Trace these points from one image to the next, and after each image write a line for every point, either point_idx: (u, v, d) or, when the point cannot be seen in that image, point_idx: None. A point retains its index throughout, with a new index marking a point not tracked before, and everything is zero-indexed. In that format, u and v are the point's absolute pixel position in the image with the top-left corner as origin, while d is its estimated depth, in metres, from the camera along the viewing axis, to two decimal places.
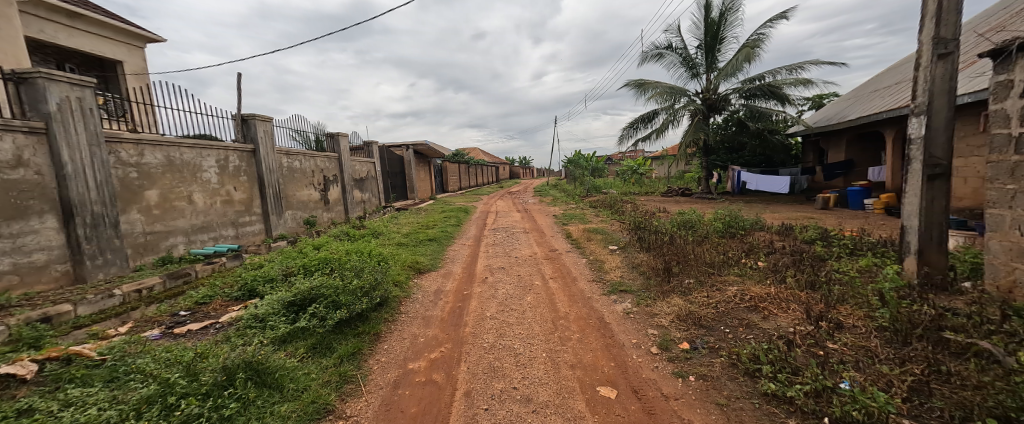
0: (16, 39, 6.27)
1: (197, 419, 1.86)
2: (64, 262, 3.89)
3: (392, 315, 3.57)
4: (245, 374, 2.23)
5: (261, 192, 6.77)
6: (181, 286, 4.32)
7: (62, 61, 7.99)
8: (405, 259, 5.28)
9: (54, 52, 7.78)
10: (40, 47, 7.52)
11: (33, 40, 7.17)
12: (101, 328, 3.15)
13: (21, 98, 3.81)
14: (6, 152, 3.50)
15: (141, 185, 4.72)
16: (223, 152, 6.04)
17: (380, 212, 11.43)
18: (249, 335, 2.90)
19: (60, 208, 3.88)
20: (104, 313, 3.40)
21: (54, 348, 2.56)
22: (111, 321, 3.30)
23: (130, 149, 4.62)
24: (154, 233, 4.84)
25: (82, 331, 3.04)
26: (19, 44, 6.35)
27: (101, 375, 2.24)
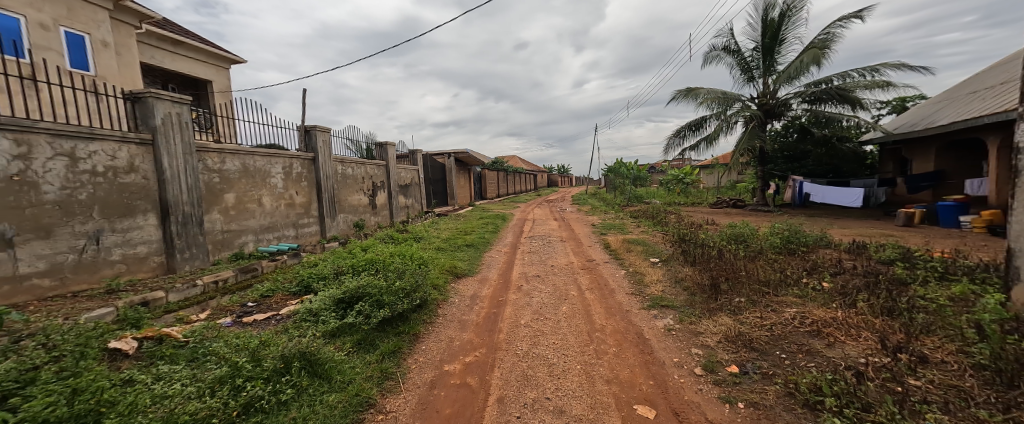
0: (135, 65, 7.46)
1: (259, 401, 2.07)
2: (160, 254, 4.50)
3: (431, 317, 3.69)
4: (300, 363, 2.42)
5: (319, 197, 7.35)
6: (250, 279, 4.79)
7: (165, 82, 9.32)
8: (443, 263, 5.45)
9: (161, 74, 9.11)
10: (150, 70, 8.84)
11: (145, 64, 8.46)
12: (186, 313, 3.59)
13: (135, 115, 4.48)
14: (121, 160, 4.14)
15: (222, 189, 5.34)
16: (289, 159, 6.66)
17: (422, 217, 11.89)
18: (304, 328, 3.16)
19: (158, 208, 4.49)
20: (188, 300, 3.87)
21: (149, 329, 2.95)
22: (193, 308, 3.75)
23: (215, 158, 5.26)
24: (230, 232, 5.43)
25: (171, 315, 3.47)
26: (136, 68, 7.54)
27: (184, 355, 2.54)
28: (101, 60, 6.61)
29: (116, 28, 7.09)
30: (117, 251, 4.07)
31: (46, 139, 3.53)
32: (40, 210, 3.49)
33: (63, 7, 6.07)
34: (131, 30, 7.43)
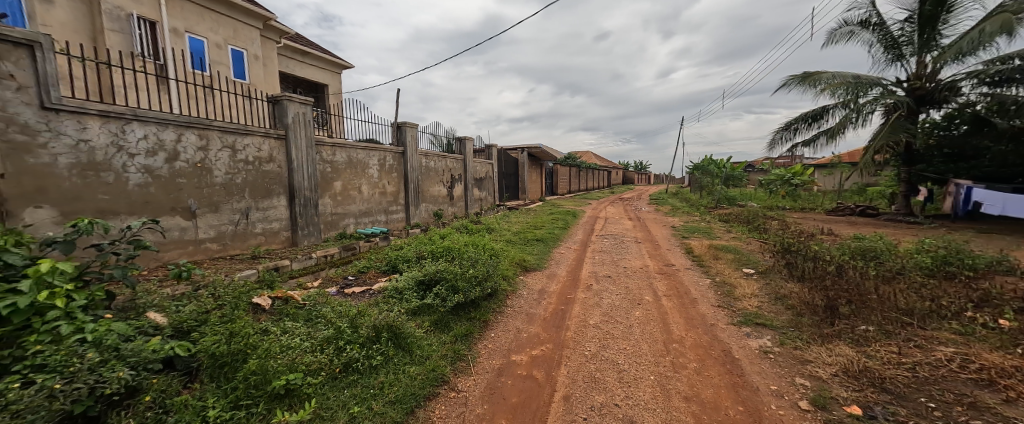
0: (275, 74, 8.98)
1: (354, 363, 2.41)
2: (287, 230, 5.43)
3: (501, 307, 3.83)
4: (387, 335, 2.72)
5: (406, 187, 8.09)
6: (350, 256, 5.51)
7: (294, 86, 11.12)
8: (513, 256, 5.58)
9: (291, 80, 10.89)
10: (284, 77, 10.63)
11: (281, 73, 10.20)
12: (304, 280, 4.29)
13: (273, 114, 5.43)
14: (264, 152, 5.08)
15: (332, 177, 6.21)
16: (383, 153, 7.45)
17: (494, 210, 12.31)
18: (391, 303, 3.54)
19: (287, 191, 5.41)
20: (305, 270, 4.62)
21: (279, 290, 3.58)
22: (309, 276, 4.46)
23: (328, 150, 6.13)
24: (336, 214, 6.30)
25: (294, 281, 4.19)
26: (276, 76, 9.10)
27: (303, 315, 3.04)
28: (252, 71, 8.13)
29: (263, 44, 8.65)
30: (258, 225, 5.02)
31: (217, 134, 4.51)
32: (212, 190, 4.48)
33: (228, 28, 7.69)
34: (273, 44, 9.00)
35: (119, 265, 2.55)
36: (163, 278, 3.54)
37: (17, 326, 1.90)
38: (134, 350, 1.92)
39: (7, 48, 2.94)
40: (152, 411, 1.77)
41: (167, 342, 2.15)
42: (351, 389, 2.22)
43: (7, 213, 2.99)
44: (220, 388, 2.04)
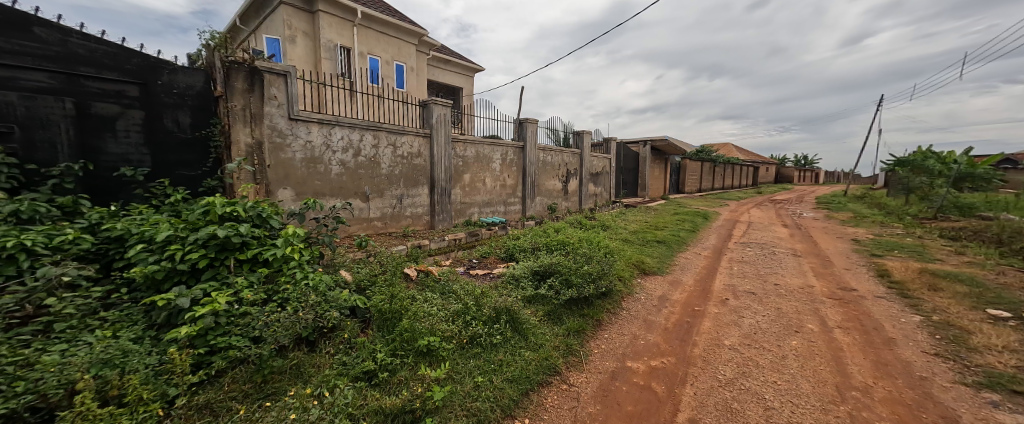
0: (425, 82, 10.45)
1: (478, 337, 2.71)
2: (427, 215, 6.37)
3: (615, 308, 3.70)
4: (505, 318, 2.95)
5: (524, 180, 8.50)
6: (475, 241, 6.11)
7: None
8: (631, 256, 5.29)
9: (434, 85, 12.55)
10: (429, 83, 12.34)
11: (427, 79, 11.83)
12: (438, 259, 4.97)
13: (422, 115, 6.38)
14: (415, 148, 6.02)
15: (462, 170, 6.97)
16: (506, 148, 7.96)
17: (609, 206, 11.85)
18: (509, 288, 3.81)
19: (430, 182, 6.33)
20: (440, 250, 5.33)
21: (421, 265, 4.24)
22: (442, 256, 5.14)
23: (461, 146, 6.88)
24: (465, 203, 7.07)
25: (431, 259, 4.89)
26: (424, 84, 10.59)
27: (439, 288, 3.54)
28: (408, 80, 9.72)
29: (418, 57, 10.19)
30: (408, 209, 6.04)
31: (385, 135, 5.56)
32: (379, 179, 5.58)
33: (395, 47, 9.43)
34: (424, 57, 10.48)
35: (322, 235, 3.45)
36: (347, 246, 4.62)
37: (275, 269, 2.75)
38: (334, 297, 2.68)
39: (273, 77, 4.29)
40: (343, 344, 2.47)
41: (351, 295, 2.82)
42: (475, 359, 2.51)
43: (270, 192, 4.36)
44: (384, 337, 2.58)
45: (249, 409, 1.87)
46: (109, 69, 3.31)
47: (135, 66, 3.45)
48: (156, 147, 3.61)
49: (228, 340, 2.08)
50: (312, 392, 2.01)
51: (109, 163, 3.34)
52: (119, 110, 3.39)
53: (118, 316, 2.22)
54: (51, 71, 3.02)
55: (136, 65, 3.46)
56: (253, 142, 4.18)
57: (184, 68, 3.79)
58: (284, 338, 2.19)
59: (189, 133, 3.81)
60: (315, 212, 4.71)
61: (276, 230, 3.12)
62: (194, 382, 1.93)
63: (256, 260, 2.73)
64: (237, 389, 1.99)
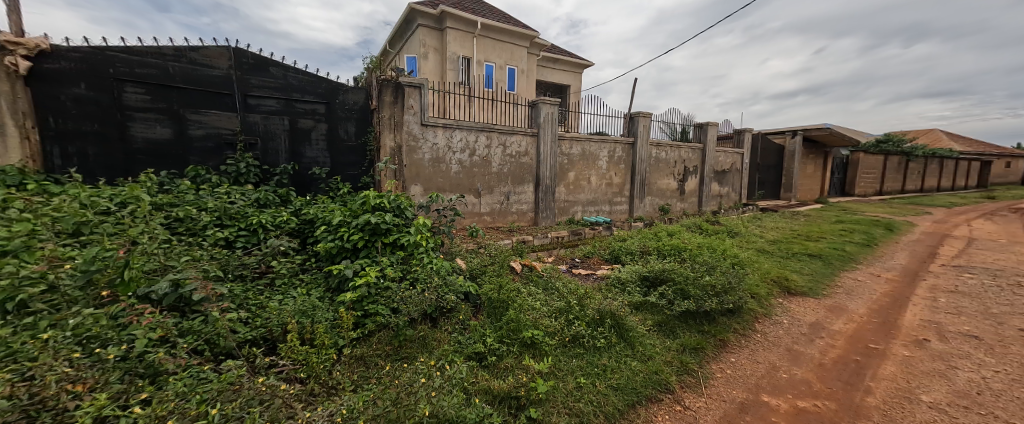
0: (533, 83, 10.75)
1: (581, 338, 2.69)
2: (531, 211, 6.58)
3: (744, 329, 3.21)
4: (610, 322, 2.86)
5: (632, 178, 8.02)
6: (577, 240, 6.03)
7: None
8: (767, 270, 4.50)
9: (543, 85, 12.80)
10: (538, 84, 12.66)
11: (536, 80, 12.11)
12: (541, 255, 5.10)
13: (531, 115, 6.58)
14: (523, 147, 6.27)
15: (567, 168, 6.97)
16: (613, 144, 7.62)
17: (738, 209, 10.25)
18: (614, 292, 3.67)
19: (535, 180, 6.53)
20: (542, 247, 5.44)
21: (525, 259, 4.43)
22: (545, 253, 5.24)
23: (567, 144, 6.87)
24: (568, 201, 7.07)
25: (534, 255, 5.05)
26: (533, 85, 10.89)
27: (540, 284, 3.64)
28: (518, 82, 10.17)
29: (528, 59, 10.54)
30: (514, 206, 6.34)
31: (497, 136, 5.95)
32: (489, 177, 6.00)
33: (508, 52, 9.96)
34: (535, 58, 10.76)
35: (443, 226, 3.91)
36: (462, 237, 5.12)
37: (408, 253, 3.21)
38: (452, 281, 3.01)
39: (412, 89, 4.96)
40: (459, 325, 2.75)
41: (465, 282, 3.15)
42: (577, 360, 2.51)
43: (405, 187, 5.13)
44: (492, 324, 2.80)
45: (389, 365, 2.24)
46: (309, 93, 4.42)
47: (323, 89, 4.50)
48: (333, 151, 4.65)
49: (376, 308, 2.57)
50: (436, 362, 2.28)
51: (306, 164, 4.48)
52: (313, 123, 4.48)
53: (311, 278, 2.92)
54: (278, 99, 4.25)
55: (324, 88, 4.51)
56: (395, 146, 4.96)
57: (352, 87, 4.75)
58: (415, 312, 2.60)
59: (354, 140, 4.76)
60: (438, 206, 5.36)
61: (409, 221, 3.64)
62: (355, 337, 2.43)
63: (396, 244, 3.23)
64: (382, 349, 2.41)
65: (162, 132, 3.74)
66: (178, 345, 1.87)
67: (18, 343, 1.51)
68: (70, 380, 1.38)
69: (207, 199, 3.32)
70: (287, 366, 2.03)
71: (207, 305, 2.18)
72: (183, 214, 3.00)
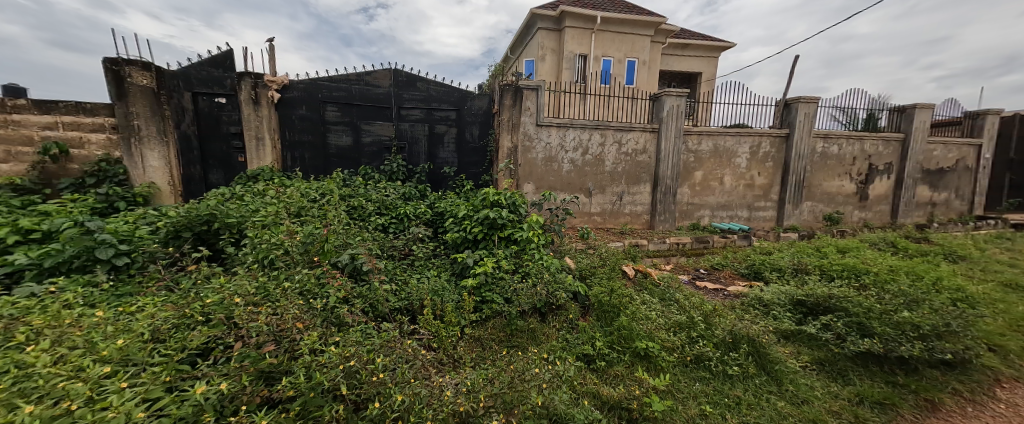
0: (656, 75, 9.93)
1: (707, 360, 2.43)
2: (647, 214, 6.14)
3: (967, 390, 2.33)
4: (748, 347, 2.51)
5: (783, 179, 6.68)
6: (702, 249, 5.33)
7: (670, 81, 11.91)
8: (1020, 315, 3.20)
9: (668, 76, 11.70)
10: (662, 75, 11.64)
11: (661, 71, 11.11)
12: (657, 262, 4.73)
13: (652, 110, 6.10)
14: (640, 144, 5.87)
15: (694, 167, 6.25)
16: (757, 138, 6.46)
17: (968, 223, 7.42)
18: (750, 313, 3.17)
19: (653, 179, 6.05)
20: (659, 253, 4.99)
21: (640, 265, 4.19)
22: (662, 260, 4.82)
23: (694, 140, 6.14)
24: (693, 204, 6.37)
25: (649, 261, 4.72)
26: (655, 77, 10.04)
27: (657, 293, 3.40)
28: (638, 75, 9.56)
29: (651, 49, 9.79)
30: (627, 207, 6.02)
31: (612, 133, 5.72)
32: (602, 176, 5.83)
33: (628, 43, 9.44)
34: (660, 47, 9.90)
35: (554, 223, 4.01)
36: (571, 236, 5.12)
37: (521, 248, 3.38)
38: (562, 279, 3.06)
39: (529, 91, 5.17)
40: (567, 323, 2.84)
41: (575, 281, 3.17)
42: (702, 384, 2.27)
43: (519, 185, 5.41)
44: (602, 328, 2.77)
45: (503, 350, 2.43)
46: (445, 102, 5.02)
47: (455, 98, 5.06)
48: (461, 152, 5.21)
49: (492, 296, 2.81)
50: (547, 356, 2.35)
51: (439, 164, 5.14)
52: (446, 128, 5.10)
53: (440, 261, 3.34)
54: (421, 109, 4.97)
55: (456, 97, 5.06)
56: (512, 146, 5.26)
57: (478, 93, 5.18)
58: (526, 304, 2.75)
59: (478, 142, 5.24)
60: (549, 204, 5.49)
61: (523, 217, 3.84)
62: (474, 319, 2.71)
63: (510, 238, 3.46)
64: (496, 334, 2.62)
65: (346, 139, 4.79)
66: (354, 305, 2.39)
67: (272, 289, 2.20)
68: (297, 320, 1.96)
69: (371, 192, 4.08)
70: (424, 335, 2.39)
71: (371, 275, 2.72)
72: (357, 203, 3.78)
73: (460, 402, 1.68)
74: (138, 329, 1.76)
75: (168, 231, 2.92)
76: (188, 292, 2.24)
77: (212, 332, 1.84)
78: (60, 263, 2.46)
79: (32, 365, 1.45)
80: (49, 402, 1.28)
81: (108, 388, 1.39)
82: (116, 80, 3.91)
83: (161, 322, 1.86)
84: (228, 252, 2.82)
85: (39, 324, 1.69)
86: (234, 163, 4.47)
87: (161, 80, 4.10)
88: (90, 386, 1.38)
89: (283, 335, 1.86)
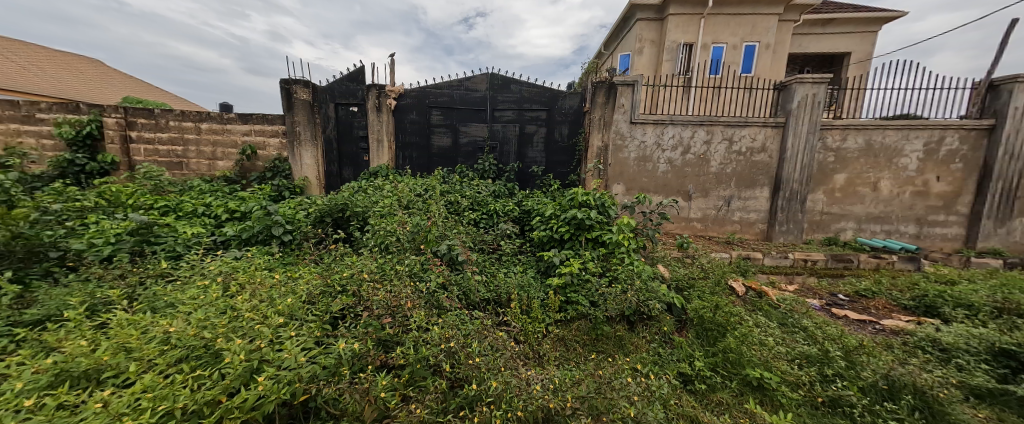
0: (784, 59, 8.46)
1: (848, 405, 2.02)
2: (763, 222, 5.31)
3: None
4: (912, 400, 2.00)
5: (979, 186, 5.05)
6: (841, 270, 4.38)
7: (803, 65, 9.99)
8: None
9: (802, 59, 9.82)
10: (793, 59, 9.83)
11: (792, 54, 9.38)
12: (777, 280, 4.06)
13: (778, 101, 5.20)
14: (758, 142, 5.08)
15: (834, 169, 5.15)
16: (938, 132, 4.99)
17: None
18: (915, 356, 2.52)
19: (773, 182, 5.19)
20: (778, 269, 4.28)
21: (754, 281, 3.67)
22: (782, 278, 4.13)
23: (836, 135, 5.05)
24: (830, 214, 5.28)
25: (765, 278, 4.08)
26: (783, 61, 8.54)
27: (776, 316, 2.98)
28: (760, 62, 8.29)
29: (780, 29, 8.35)
30: (737, 213, 5.29)
31: (722, 129, 5.07)
32: (706, 178, 5.23)
33: (748, 25, 8.22)
34: (792, 25, 8.36)
35: (648, 228, 3.73)
36: (668, 242, 4.74)
37: (609, 251, 3.26)
38: (656, 288, 2.85)
39: (625, 88, 4.92)
40: (659, 336, 2.66)
41: (670, 292, 2.94)
42: None
43: (608, 186, 5.22)
44: (703, 347, 2.54)
45: (589, 354, 2.39)
46: (536, 102, 5.10)
47: (546, 98, 5.09)
48: (549, 152, 5.25)
49: (577, 298, 2.79)
50: (637, 367, 2.23)
51: (527, 163, 5.27)
52: (536, 128, 5.18)
53: (523, 258, 3.42)
54: (513, 110, 5.14)
55: (547, 97, 5.09)
56: (602, 145, 5.08)
57: (569, 92, 5.13)
58: (614, 310, 2.65)
59: (566, 141, 5.20)
60: (642, 207, 5.17)
61: (612, 219, 3.68)
62: (559, 318, 2.72)
63: (597, 240, 3.36)
64: (581, 337, 2.60)
65: (446, 140, 5.25)
66: (451, 292, 2.61)
67: (389, 270, 2.55)
68: (407, 299, 2.23)
69: (466, 188, 4.39)
70: (513, 328, 2.49)
71: (465, 266, 2.94)
72: (454, 199, 4.07)
73: (549, 398, 1.70)
74: (300, 292, 2.24)
75: (316, 216, 3.62)
76: (328, 267, 2.75)
77: (347, 302, 2.24)
78: (251, 236, 3.28)
79: (239, 309, 1.96)
80: (248, 339, 1.70)
81: (283, 334, 1.80)
82: (287, 95, 4.92)
83: (313, 288, 2.33)
84: (356, 237, 3.36)
85: (243, 280, 2.27)
86: (360, 162, 5.29)
87: (314, 93, 5.04)
88: (272, 330, 1.79)
89: (397, 311, 2.16)
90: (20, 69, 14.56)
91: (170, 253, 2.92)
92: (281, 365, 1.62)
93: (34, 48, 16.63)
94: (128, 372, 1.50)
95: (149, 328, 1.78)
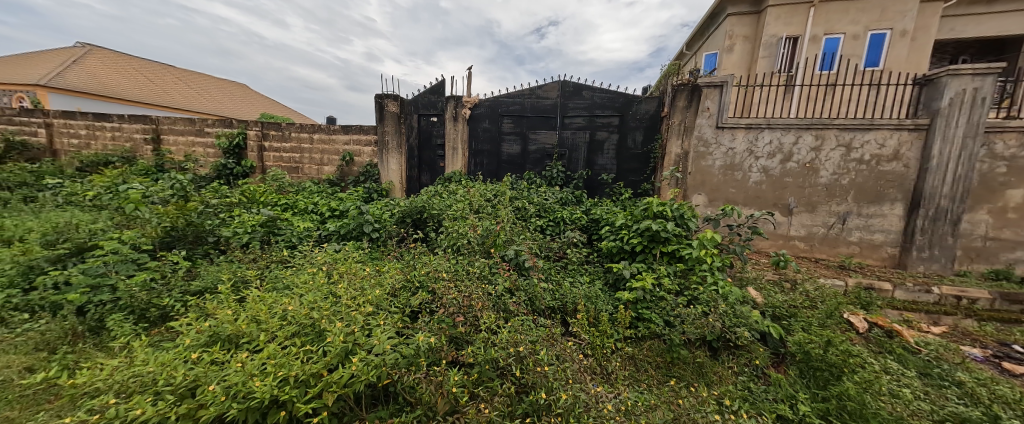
0: (927, 48, 6.92)
1: None
2: (894, 246, 4.37)
3: None
4: None
5: None
6: (1016, 314, 3.38)
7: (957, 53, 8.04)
8: None
9: (955, 45, 7.92)
10: (942, 46, 7.97)
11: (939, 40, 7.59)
12: (915, 319, 3.29)
13: (920, 98, 4.26)
14: (888, 148, 4.23)
15: (1005, 183, 4.03)
16: None
17: None
18: None
19: (909, 198, 4.25)
20: (916, 305, 3.46)
21: (880, 317, 3.04)
22: (923, 317, 3.34)
23: (1011, 140, 3.96)
24: (998, 240, 4.13)
25: (898, 314, 3.35)
26: (926, 51, 6.98)
27: (914, 363, 2.42)
28: (892, 53, 6.92)
29: (921, 11, 6.88)
30: (855, 234, 4.45)
31: (837, 134, 4.33)
32: (814, 190, 4.49)
33: (876, 10, 6.91)
34: (939, 5, 6.83)
35: (735, 244, 3.32)
36: (760, 262, 4.18)
37: (688, 267, 2.99)
38: (745, 314, 2.53)
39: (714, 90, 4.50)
40: (749, 368, 2.35)
41: (764, 319, 2.59)
42: None
43: (687, 196, 4.82)
44: (809, 389, 2.18)
45: (664, 379, 2.21)
46: (609, 108, 4.95)
47: (620, 103, 4.90)
48: (621, 159, 5.04)
49: (650, 315, 2.60)
50: (724, 402, 1.99)
51: (597, 170, 5.12)
52: (609, 135, 5.01)
53: (591, 268, 3.31)
54: (584, 117, 5.06)
55: (621, 102, 4.91)
56: (682, 152, 4.71)
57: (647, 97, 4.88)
58: (693, 334, 2.41)
59: (640, 148, 4.94)
60: (729, 220, 4.65)
61: (691, 232, 3.36)
62: (629, 335, 2.57)
63: (674, 255, 3.10)
64: (653, 358, 2.41)
65: (516, 148, 5.37)
66: (518, 297, 2.64)
67: (462, 271, 2.69)
68: (477, 300, 2.32)
69: (534, 195, 4.43)
70: (580, 340, 2.43)
71: (531, 271, 2.96)
72: (521, 205, 4.14)
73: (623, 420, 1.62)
74: (386, 284, 2.48)
75: (399, 216, 3.97)
76: (408, 264, 2.99)
77: (425, 298, 2.41)
78: (348, 231, 3.73)
79: (339, 295, 2.24)
80: (345, 324, 1.92)
81: (372, 322, 2.01)
82: (381, 108, 5.54)
83: (395, 282, 2.56)
84: (432, 237, 3.60)
85: (341, 271, 2.60)
86: (437, 167, 5.69)
87: (402, 105, 5.58)
88: (363, 318, 2.01)
89: (468, 311, 2.26)
90: (193, 92, 18.63)
91: (287, 243, 3.47)
92: (370, 349, 1.81)
93: (203, 76, 21.26)
94: (259, 340, 1.81)
95: (275, 304, 2.12)
